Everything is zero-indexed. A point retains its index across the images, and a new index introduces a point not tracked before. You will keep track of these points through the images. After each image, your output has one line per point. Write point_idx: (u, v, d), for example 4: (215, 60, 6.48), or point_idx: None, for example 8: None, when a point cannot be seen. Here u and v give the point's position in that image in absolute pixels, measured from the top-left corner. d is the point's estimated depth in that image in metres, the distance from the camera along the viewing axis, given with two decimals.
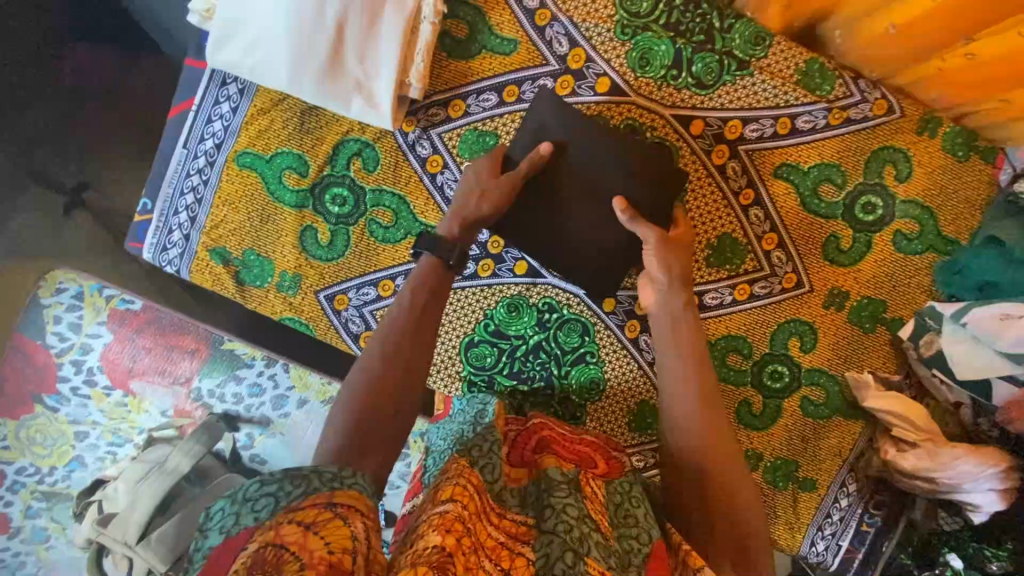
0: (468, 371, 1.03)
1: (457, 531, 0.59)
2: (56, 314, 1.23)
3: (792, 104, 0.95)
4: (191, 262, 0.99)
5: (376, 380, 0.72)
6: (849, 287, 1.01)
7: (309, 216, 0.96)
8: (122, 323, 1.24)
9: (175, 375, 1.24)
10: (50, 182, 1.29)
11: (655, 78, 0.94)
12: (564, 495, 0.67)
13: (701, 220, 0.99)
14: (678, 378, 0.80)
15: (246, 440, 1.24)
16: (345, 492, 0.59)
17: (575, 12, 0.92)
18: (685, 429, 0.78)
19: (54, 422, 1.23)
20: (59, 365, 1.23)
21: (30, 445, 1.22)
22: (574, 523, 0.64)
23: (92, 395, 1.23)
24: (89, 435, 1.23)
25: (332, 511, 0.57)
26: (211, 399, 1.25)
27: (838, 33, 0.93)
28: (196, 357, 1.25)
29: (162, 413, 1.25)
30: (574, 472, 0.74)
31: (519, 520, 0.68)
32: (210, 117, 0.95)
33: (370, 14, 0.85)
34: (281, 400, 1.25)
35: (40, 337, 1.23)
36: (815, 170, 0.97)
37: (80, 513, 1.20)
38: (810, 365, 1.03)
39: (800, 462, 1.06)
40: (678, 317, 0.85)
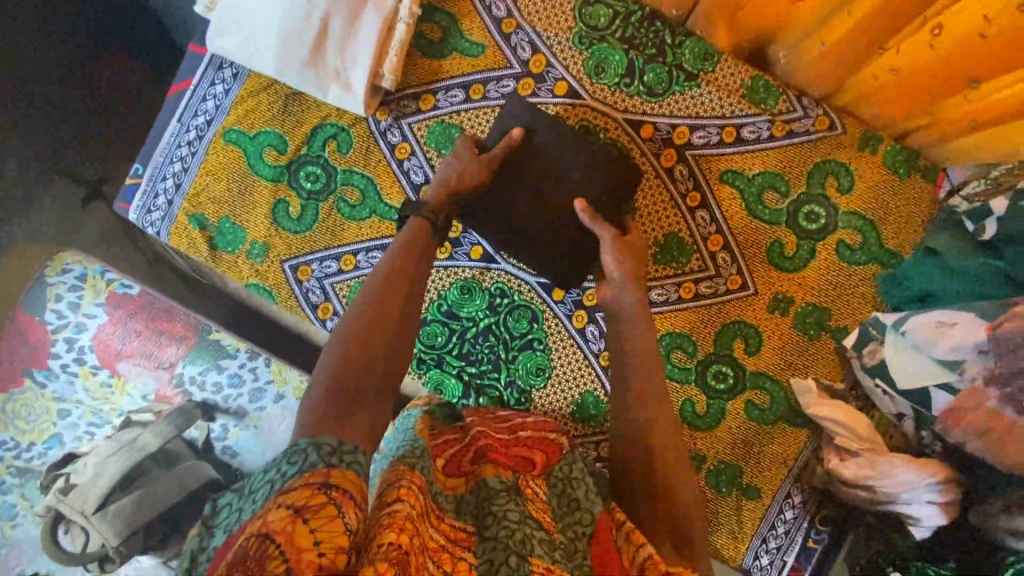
0: (419, 348, 1.06)
1: (409, 530, 0.61)
2: (59, 293, 1.29)
3: (736, 115, 1.01)
4: (171, 226, 1.06)
5: (352, 349, 0.75)
6: (794, 294, 1.03)
7: (284, 190, 1.04)
8: (119, 305, 1.31)
9: (161, 359, 1.31)
10: (74, 175, 1.40)
11: (610, 84, 1.02)
12: (505, 502, 0.72)
13: (648, 219, 1.04)
14: (635, 374, 0.82)
15: (221, 431, 1.29)
16: (342, 470, 0.62)
17: (538, 23, 1.02)
18: (636, 425, 0.80)
19: (40, 398, 1.27)
20: (53, 341, 1.28)
21: (12, 419, 1.26)
22: (515, 526, 0.68)
23: (80, 372, 1.29)
24: (72, 413, 1.28)
25: (327, 496, 0.58)
26: (192, 385, 1.30)
27: (782, 55, 1.00)
28: (184, 343, 1.31)
29: (143, 397, 1.30)
30: (514, 478, 0.77)
31: (458, 526, 0.72)
32: (204, 96, 1.04)
33: (353, 11, 0.96)
34: (258, 393, 1.30)
35: (39, 315, 1.29)
36: (759, 178, 1.02)
37: (46, 486, 1.23)
38: (754, 367, 1.04)
39: (743, 469, 1.05)
40: (636, 312, 0.87)
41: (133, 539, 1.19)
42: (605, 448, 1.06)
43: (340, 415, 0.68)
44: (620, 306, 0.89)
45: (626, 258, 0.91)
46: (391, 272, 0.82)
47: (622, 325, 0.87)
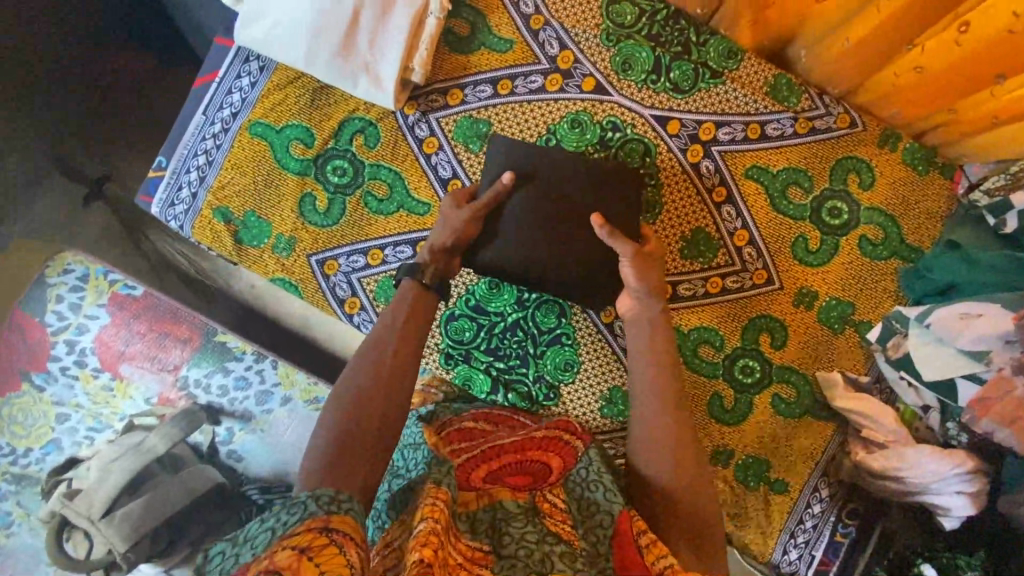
0: (447, 343, 1.06)
1: (433, 543, 0.64)
2: (59, 294, 1.28)
3: (760, 112, 1.03)
4: (195, 220, 1.04)
5: (359, 399, 0.78)
6: (818, 289, 1.05)
7: (310, 184, 1.04)
8: (122, 306, 1.30)
9: (164, 362, 1.28)
10: (73, 173, 1.38)
11: (637, 81, 1.03)
12: (522, 525, 0.74)
13: (676, 213, 1.04)
14: (651, 382, 0.85)
15: (226, 435, 1.27)
16: (340, 514, 0.64)
17: (566, 19, 1.03)
18: (652, 429, 0.82)
19: (39, 402, 1.25)
20: (54, 343, 1.26)
21: (9, 424, 1.24)
22: (533, 547, 0.72)
23: (80, 375, 1.26)
24: (71, 417, 1.25)
25: (328, 537, 0.60)
26: (196, 389, 1.28)
27: (803, 53, 1.02)
28: (189, 346, 1.29)
29: (146, 400, 1.27)
30: (530, 499, 0.79)
31: (474, 545, 0.72)
32: (230, 89, 1.03)
33: (384, 5, 0.96)
34: (265, 396, 1.29)
35: (39, 315, 1.27)
36: (784, 173, 1.04)
37: (47, 492, 1.21)
38: (781, 361, 1.05)
39: (771, 463, 1.05)
40: (656, 321, 0.90)
41: (139, 546, 1.16)
42: None
43: (343, 469, 0.71)
44: (646, 315, 0.91)
45: (647, 268, 0.92)
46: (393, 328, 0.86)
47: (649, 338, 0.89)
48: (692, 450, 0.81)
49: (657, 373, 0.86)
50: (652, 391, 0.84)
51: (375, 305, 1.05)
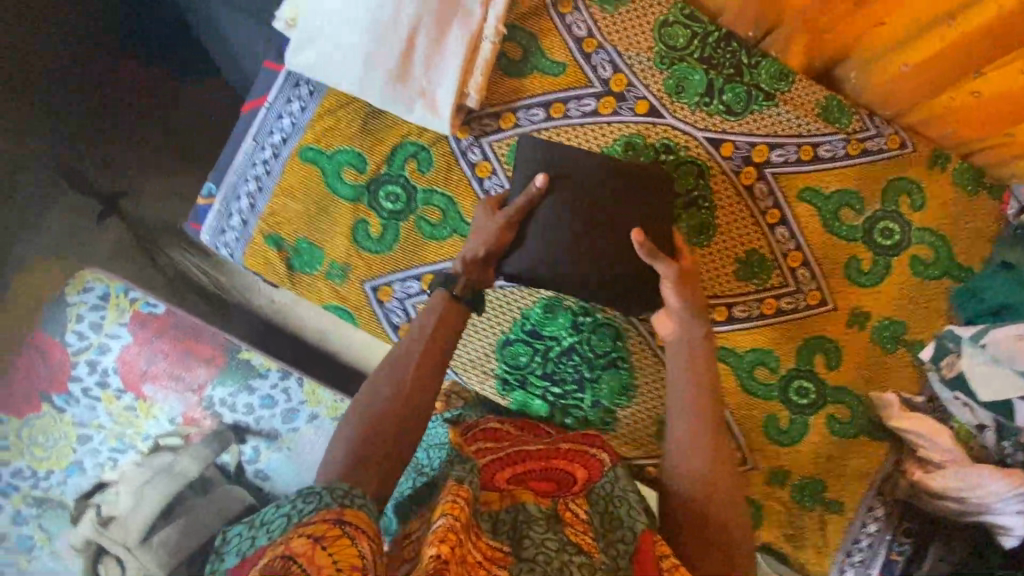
0: (502, 369, 1.05)
1: (451, 541, 0.61)
2: (79, 313, 1.23)
3: (813, 134, 1.03)
4: (246, 247, 1.02)
5: (381, 412, 0.80)
6: (869, 308, 1.05)
7: (363, 210, 1.03)
8: (144, 326, 1.25)
9: (189, 382, 1.26)
10: (85, 185, 1.29)
11: (690, 104, 1.03)
12: (543, 531, 0.71)
13: (731, 235, 1.04)
14: (688, 405, 0.84)
15: (252, 454, 1.25)
16: (354, 508, 0.64)
17: (619, 42, 1.02)
18: (687, 452, 0.81)
19: (59, 422, 1.22)
20: (75, 364, 1.23)
21: (30, 446, 1.21)
22: (553, 554, 0.68)
23: (103, 396, 1.23)
24: (92, 438, 1.22)
25: (342, 529, 0.61)
26: (222, 407, 1.26)
27: (853, 75, 1.03)
28: (212, 365, 1.26)
29: (170, 421, 1.25)
30: (552, 504, 0.76)
31: (494, 547, 0.68)
32: (280, 113, 1.01)
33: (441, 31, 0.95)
34: (292, 414, 1.27)
35: (59, 333, 1.22)
36: (837, 195, 1.04)
37: (76, 518, 1.18)
38: (836, 382, 1.06)
39: (828, 483, 1.07)
40: (696, 344, 0.88)
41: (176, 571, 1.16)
42: None
43: (360, 469, 0.74)
44: (688, 338, 0.89)
45: (687, 289, 0.90)
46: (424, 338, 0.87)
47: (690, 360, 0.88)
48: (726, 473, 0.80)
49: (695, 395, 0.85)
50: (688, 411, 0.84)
51: None
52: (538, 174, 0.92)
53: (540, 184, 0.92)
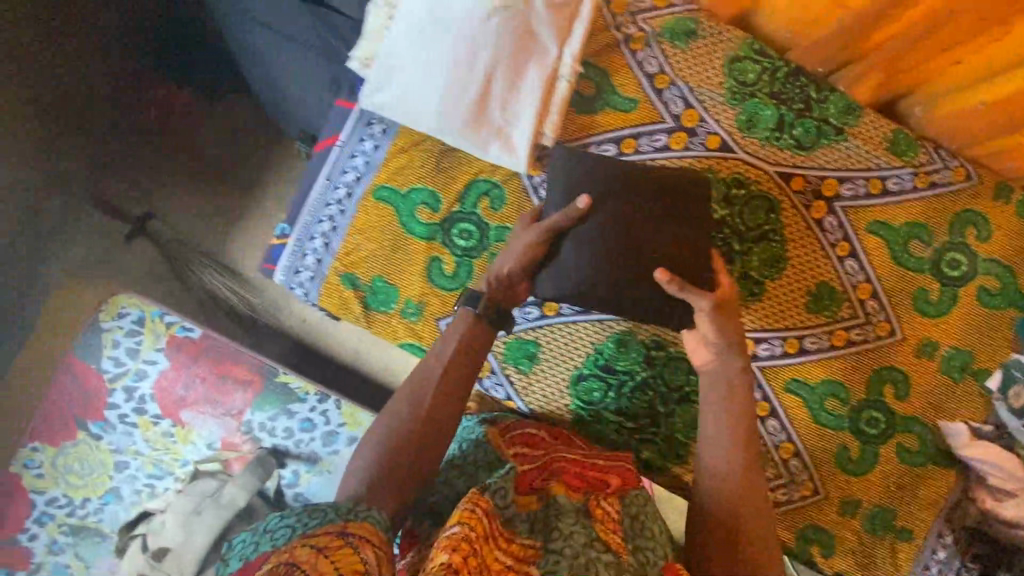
0: (576, 404, 1.05)
1: (464, 550, 0.62)
2: (115, 338, 1.33)
3: (881, 167, 1.04)
4: (321, 286, 1.03)
5: (402, 427, 0.82)
6: (936, 339, 1.07)
7: (437, 248, 1.03)
8: (179, 349, 1.33)
9: (227, 406, 1.32)
10: (118, 213, 1.45)
11: (762, 139, 1.03)
12: (572, 523, 0.73)
13: (801, 268, 1.05)
14: (724, 442, 0.83)
15: (291, 477, 1.30)
16: (357, 522, 0.68)
17: (691, 78, 1.02)
18: (719, 485, 0.81)
19: (95, 450, 1.31)
20: (112, 390, 1.32)
21: (65, 474, 1.30)
22: (580, 548, 0.70)
23: (139, 423, 1.31)
24: (130, 464, 1.30)
25: (345, 540, 0.66)
26: (261, 432, 1.31)
27: (918, 109, 1.04)
28: (251, 388, 1.33)
29: (208, 446, 1.31)
30: (582, 500, 0.78)
31: (526, 543, 0.71)
32: (353, 152, 1.01)
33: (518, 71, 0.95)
34: (331, 437, 1.31)
35: (95, 362, 1.32)
36: (904, 228, 1.05)
37: (122, 548, 1.27)
38: (905, 412, 1.07)
39: (898, 511, 1.08)
40: (733, 375, 0.87)
41: None
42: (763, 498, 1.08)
43: (382, 482, 0.78)
44: (723, 372, 0.88)
45: (727, 322, 0.87)
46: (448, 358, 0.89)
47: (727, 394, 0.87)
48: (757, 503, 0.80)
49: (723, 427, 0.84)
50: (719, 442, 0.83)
51: (504, 367, 1.05)
52: (581, 196, 0.87)
53: (582, 206, 0.88)
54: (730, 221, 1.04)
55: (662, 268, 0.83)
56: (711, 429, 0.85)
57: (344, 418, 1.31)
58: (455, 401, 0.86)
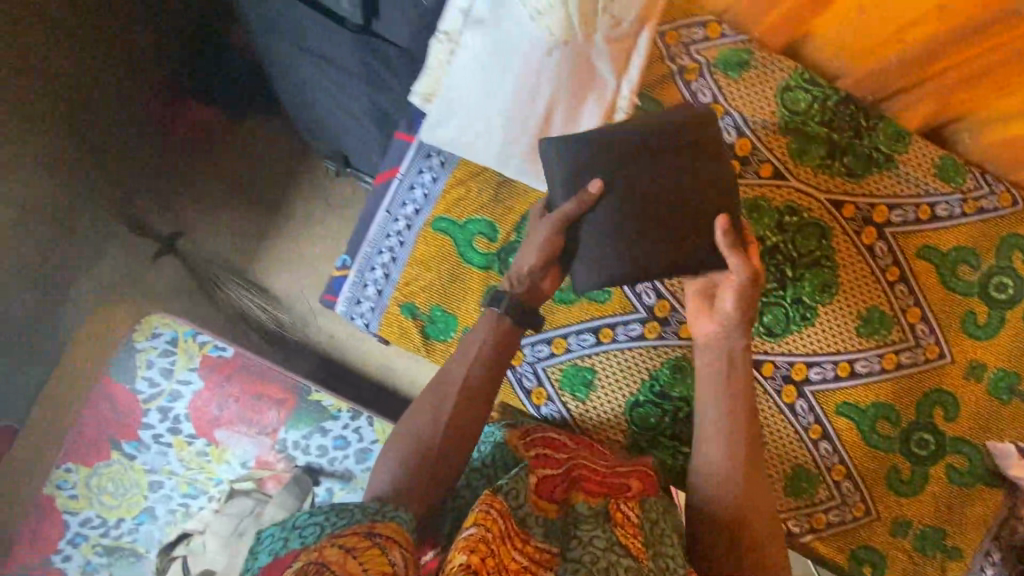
0: (632, 430, 1.05)
1: (482, 552, 0.65)
2: (149, 359, 1.36)
3: (930, 194, 1.06)
4: (382, 316, 1.05)
5: (426, 432, 0.88)
6: (985, 360, 1.08)
7: (494, 277, 1.04)
8: (212, 369, 1.37)
9: (262, 425, 1.36)
10: (148, 231, 1.59)
11: (813, 166, 1.05)
12: (591, 528, 0.76)
13: (851, 292, 1.07)
14: (721, 429, 0.90)
15: (325, 495, 1.34)
16: (384, 522, 0.75)
17: (744, 107, 1.04)
18: (716, 473, 0.88)
19: (129, 470, 1.33)
20: (146, 410, 1.35)
21: (99, 495, 1.32)
22: (600, 554, 0.73)
23: (174, 442, 1.34)
24: (164, 484, 1.33)
25: (372, 540, 0.71)
26: (295, 450, 1.35)
27: (964, 135, 1.06)
28: (284, 407, 1.37)
29: (242, 465, 1.35)
30: (602, 505, 0.80)
31: (542, 547, 0.74)
32: (413, 184, 1.04)
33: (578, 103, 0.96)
34: (364, 454, 1.36)
35: (130, 383, 1.35)
36: (953, 253, 1.07)
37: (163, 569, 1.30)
38: (954, 433, 1.09)
39: (947, 531, 1.10)
40: (733, 354, 0.93)
41: None
42: (816, 520, 1.08)
43: (417, 479, 0.84)
44: (727, 347, 0.93)
45: (744, 298, 0.90)
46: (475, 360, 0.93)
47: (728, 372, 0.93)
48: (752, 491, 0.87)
49: (729, 405, 0.90)
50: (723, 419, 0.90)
51: (561, 395, 1.06)
52: (592, 182, 0.86)
53: (594, 191, 0.86)
54: (782, 247, 1.06)
55: (725, 214, 0.88)
56: (707, 416, 0.91)
57: (377, 436, 1.35)
58: (475, 407, 0.91)
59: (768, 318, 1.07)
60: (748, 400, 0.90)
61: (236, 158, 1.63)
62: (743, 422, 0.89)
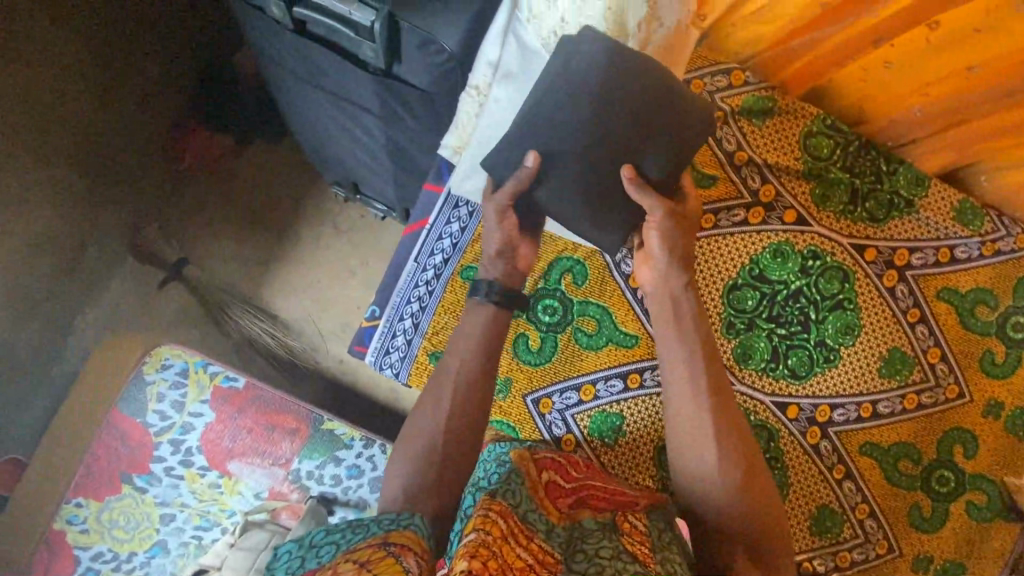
0: (661, 476, 1.05)
1: (483, 556, 0.65)
2: (160, 392, 1.33)
3: (950, 237, 1.08)
4: (410, 365, 1.06)
5: (431, 430, 0.90)
6: (1003, 398, 1.09)
7: (523, 325, 1.07)
8: (224, 400, 1.36)
9: (275, 456, 1.35)
10: (156, 260, 1.69)
11: (836, 212, 1.07)
12: (597, 541, 0.76)
13: (873, 334, 1.08)
14: (686, 384, 0.90)
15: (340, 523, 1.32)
16: (399, 530, 0.75)
17: (768, 155, 1.06)
18: (688, 425, 0.89)
19: (140, 504, 1.30)
20: (158, 444, 1.32)
21: (110, 529, 1.28)
22: (605, 563, 0.72)
23: (186, 475, 1.32)
24: (176, 517, 1.30)
25: (386, 550, 0.71)
26: (309, 480, 1.35)
27: (982, 178, 1.06)
28: (298, 436, 1.37)
29: (255, 496, 1.33)
30: (609, 516, 0.82)
31: (545, 550, 0.73)
32: (441, 234, 1.06)
33: None
34: (378, 483, 1.35)
35: (140, 416, 1.32)
36: (972, 293, 1.09)
37: None
38: (974, 470, 1.09)
39: (968, 566, 1.09)
40: (679, 298, 0.94)
41: None
42: (840, 558, 1.10)
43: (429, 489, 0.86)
44: (669, 288, 0.95)
45: (669, 234, 0.92)
46: (466, 358, 0.93)
47: (676, 314, 0.95)
48: (740, 442, 0.89)
49: (687, 346, 0.91)
50: (683, 359, 0.91)
51: (590, 442, 1.06)
52: (529, 155, 0.88)
53: (532, 164, 0.88)
54: (806, 291, 1.08)
55: (628, 165, 0.88)
56: (672, 372, 0.91)
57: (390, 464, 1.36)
58: (474, 408, 0.91)
59: (792, 360, 1.08)
60: (704, 336, 0.93)
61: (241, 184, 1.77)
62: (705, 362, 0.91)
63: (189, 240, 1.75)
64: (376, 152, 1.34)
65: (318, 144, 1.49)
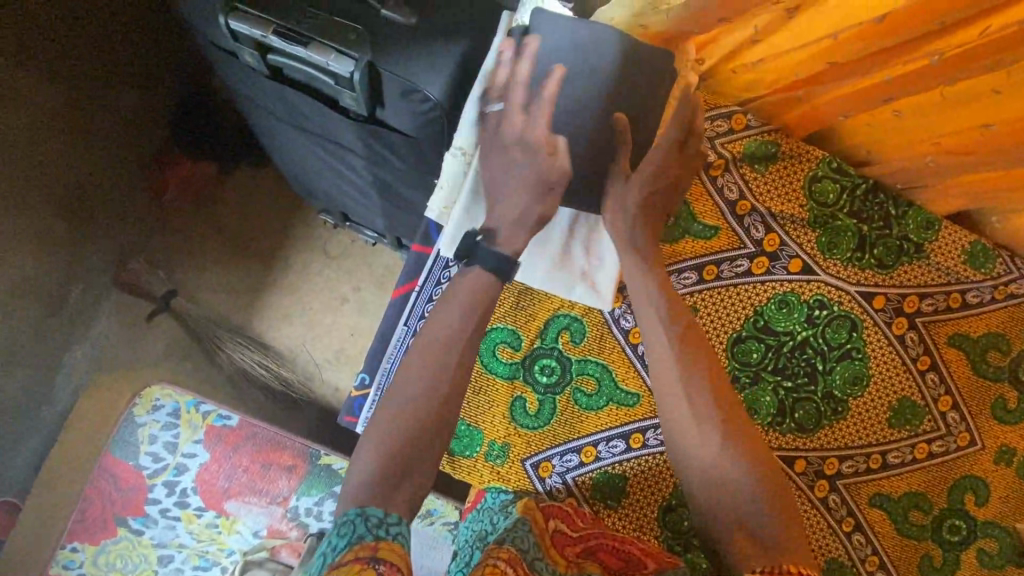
0: (665, 535, 1.02)
1: None
2: (152, 433, 1.29)
3: (961, 283, 1.03)
4: None
5: (402, 416, 0.82)
6: (1015, 444, 1.06)
7: (520, 386, 1.04)
8: (219, 440, 1.30)
9: (272, 495, 1.30)
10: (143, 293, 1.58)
11: (843, 260, 1.03)
12: None
13: (883, 383, 1.05)
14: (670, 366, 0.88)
15: None
16: (388, 542, 0.69)
17: (772, 204, 1.02)
18: (677, 409, 0.86)
19: (137, 546, 1.26)
20: (151, 487, 1.27)
21: (108, 571, 1.25)
22: None
23: (182, 516, 1.27)
24: (175, 557, 1.27)
25: (375, 568, 0.65)
26: (307, 518, 1.30)
27: (994, 219, 1.01)
28: (294, 474, 1.31)
29: (254, 534, 1.28)
30: None
31: None
32: (431, 298, 1.06)
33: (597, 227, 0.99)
34: None
35: (132, 459, 1.28)
36: (984, 339, 1.05)
37: None
38: (987, 518, 1.06)
39: None
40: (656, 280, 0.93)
41: None
42: None
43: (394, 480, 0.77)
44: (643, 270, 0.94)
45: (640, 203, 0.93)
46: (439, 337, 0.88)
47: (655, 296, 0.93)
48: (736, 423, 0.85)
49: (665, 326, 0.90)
50: (669, 348, 0.89)
51: (592, 504, 1.03)
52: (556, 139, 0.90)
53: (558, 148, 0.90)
54: (813, 341, 1.04)
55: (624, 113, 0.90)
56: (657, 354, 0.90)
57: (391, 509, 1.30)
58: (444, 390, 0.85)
59: (799, 414, 1.05)
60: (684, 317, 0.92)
61: (230, 212, 1.66)
62: (690, 350, 0.89)
63: (179, 269, 1.63)
64: (365, 189, 1.27)
65: (305, 177, 1.43)
